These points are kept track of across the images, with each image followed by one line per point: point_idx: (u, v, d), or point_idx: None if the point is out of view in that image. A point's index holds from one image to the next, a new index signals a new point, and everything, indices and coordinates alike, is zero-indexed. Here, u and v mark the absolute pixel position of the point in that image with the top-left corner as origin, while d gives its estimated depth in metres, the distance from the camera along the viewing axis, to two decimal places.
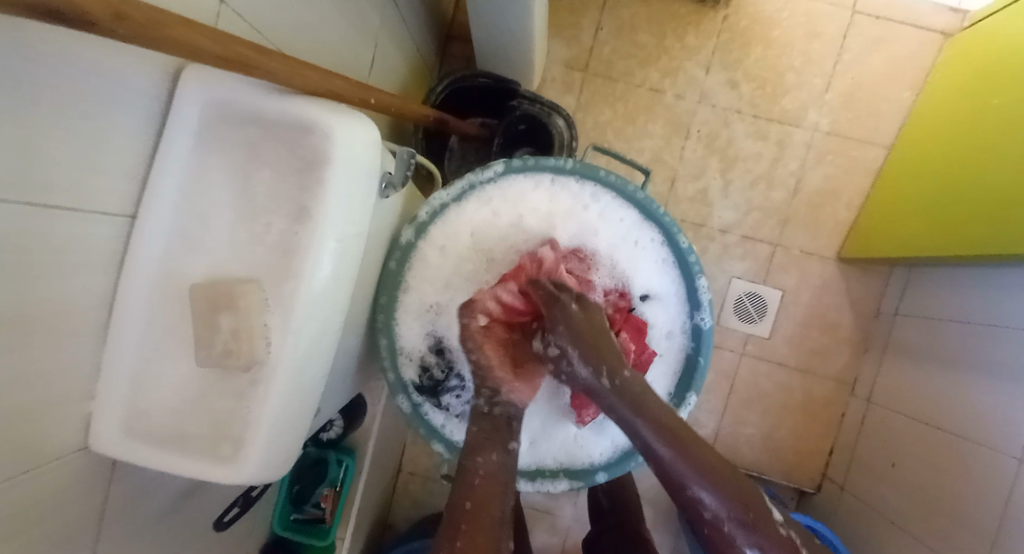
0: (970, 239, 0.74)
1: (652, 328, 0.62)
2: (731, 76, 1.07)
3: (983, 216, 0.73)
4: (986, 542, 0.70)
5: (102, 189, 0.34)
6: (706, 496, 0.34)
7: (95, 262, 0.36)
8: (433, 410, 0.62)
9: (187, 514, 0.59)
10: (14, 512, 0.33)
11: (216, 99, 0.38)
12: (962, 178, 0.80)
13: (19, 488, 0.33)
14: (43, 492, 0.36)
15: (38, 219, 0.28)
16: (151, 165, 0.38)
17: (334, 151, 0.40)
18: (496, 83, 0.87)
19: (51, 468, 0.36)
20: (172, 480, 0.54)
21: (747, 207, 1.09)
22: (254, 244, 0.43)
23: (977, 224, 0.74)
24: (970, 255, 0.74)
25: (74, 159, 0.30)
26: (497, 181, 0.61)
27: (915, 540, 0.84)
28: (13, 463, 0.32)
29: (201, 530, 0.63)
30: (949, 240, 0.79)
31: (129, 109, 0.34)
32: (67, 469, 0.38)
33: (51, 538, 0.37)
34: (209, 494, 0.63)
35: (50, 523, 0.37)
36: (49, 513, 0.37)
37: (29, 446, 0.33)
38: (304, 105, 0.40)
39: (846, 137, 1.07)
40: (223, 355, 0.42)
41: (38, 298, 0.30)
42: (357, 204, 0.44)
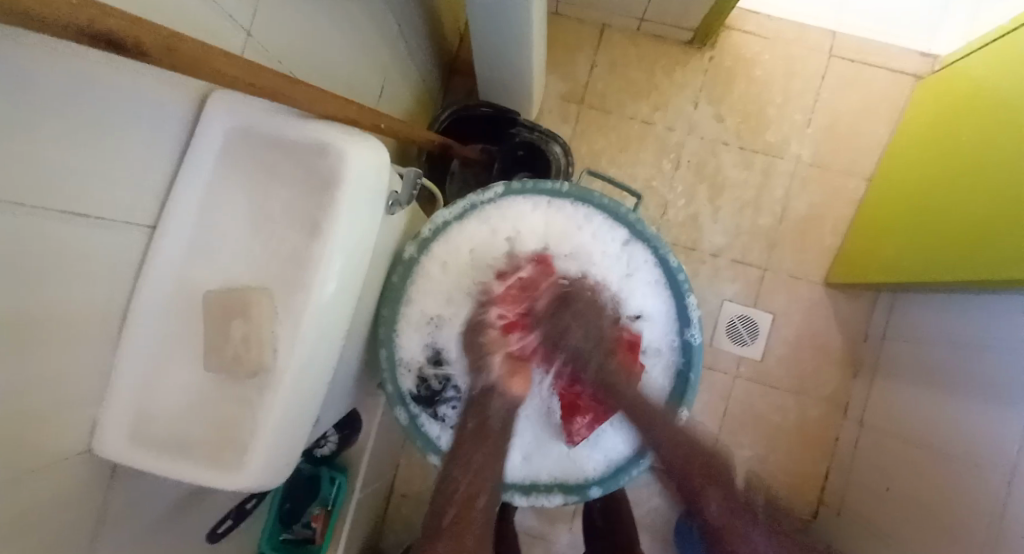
0: (952, 264, 0.78)
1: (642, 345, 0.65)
2: (718, 110, 1.13)
3: (960, 245, 0.77)
4: None
5: (124, 200, 0.36)
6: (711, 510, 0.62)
7: (114, 267, 0.38)
8: (429, 420, 0.63)
9: (182, 525, 0.59)
10: (21, 511, 0.33)
11: (239, 121, 0.41)
12: (942, 208, 0.84)
13: (28, 487, 0.34)
14: (46, 493, 0.36)
15: (60, 225, 0.30)
16: (174, 180, 0.41)
17: (347, 171, 0.43)
18: (496, 113, 0.93)
19: (55, 469, 0.37)
20: (169, 488, 0.54)
21: (736, 233, 1.13)
22: (267, 255, 0.45)
23: (956, 250, 0.77)
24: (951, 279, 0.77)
25: (97, 170, 0.32)
26: (496, 201, 0.64)
27: None
28: (23, 461, 0.33)
29: (195, 543, 0.63)
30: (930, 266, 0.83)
31: (156, 128, 0.37)
32: (70, 471, 0.39)
33: (54, 538, 0.38)
34: (203, 506, 0.63)
35: (53, 526, 0.38)
36: (53, 514, 0.37)
37: (37, 445, 0.34)
38: (320, 129, 0.43)
39: (827, 168, 1.13)
40: (232, 360, 0.44)
41: (57, 299, 0.32)
42: (366, 219, 0.47)
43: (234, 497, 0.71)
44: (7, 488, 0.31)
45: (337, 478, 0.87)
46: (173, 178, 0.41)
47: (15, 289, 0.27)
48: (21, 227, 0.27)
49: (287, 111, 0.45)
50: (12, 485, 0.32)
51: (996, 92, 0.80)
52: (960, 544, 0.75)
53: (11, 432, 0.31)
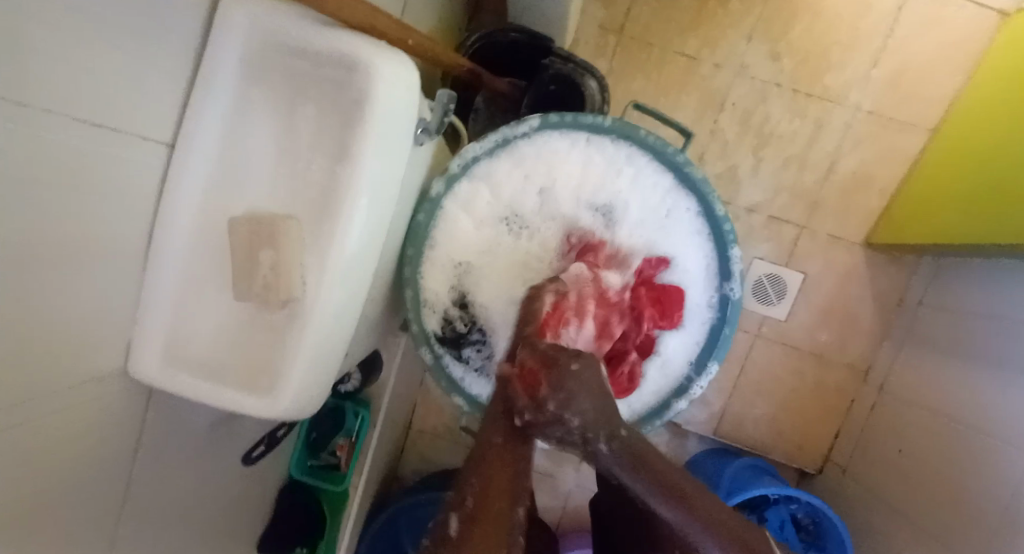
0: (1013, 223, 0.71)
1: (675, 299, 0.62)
2: (772, 48, 1.03)
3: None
4: (987, 532, 0.70)
5: (139, 113, 0.33)
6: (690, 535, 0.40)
7: (136, 189, 0.36)
8: (454, 361, 0.62)
9: (216, 447, 0.62)
10: (50, 431, 0.33)
11: (259, 27, 0.37)
12: (1011, 162, 0.76)
13: (62, 404, 0.34)
14: (84, 410, 0.37)
15: (77, 138, 0.28)
16: (191, 92, 0.38)
17: (377, 89, 0.39)
18: (529, 40, 0.85)
19: (87, 391, 0.37)
20: (202, 414, 0.56)
21: (776, 188, 1.07)
22: (294, 183, 0.43)
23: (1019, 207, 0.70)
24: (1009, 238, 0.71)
25: (106, 76, 0.29)
26: (531, 136, 0.59)
27: (915, 526, 0.85)
28: (48, 384, 0.32)
29: (227, 464, 0.66)
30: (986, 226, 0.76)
31: (167, 31, 0.33)
32: (103, 396, 0.39)
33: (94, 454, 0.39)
34: (234, 433, 0.65)
35: (89, 442, 0.39)
36: (90, 431, 0.38)
37: (70, 365, 0.34)
38: (347, 39, 0.39)
39: (886, 118, 1.03)
40: (262, 290, 0.42)
41: (79, 220, 0.30)
42: (397, 146, 0.44)
43: (263, 425, 0.73)
44: (34, 407, 0.31)
45: (360, 411, 0.88)
46: (189, 90, 0.38)
47: (31, 207, 0.25)
48: (31, 138, 0.24)
49: (311, 18, 0.40)
50: (45, 403, 0.32)
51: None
52: (964, 506, 0.76)
53: (33, 356, 0.30)
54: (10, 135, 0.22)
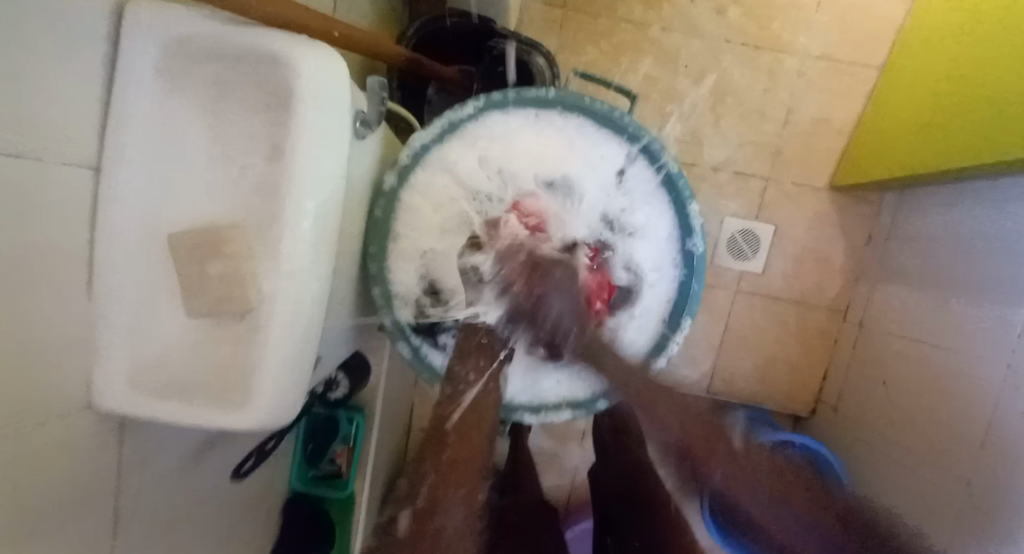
0: (970, 147, 0.71)
1: (639, 264, 0.62)
2: (717, 4, 1.03)
3: (976, 128, 0.70)
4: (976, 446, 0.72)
5: (58, 137, 0.32)
6: (699, 453, 0.47)
7: (70, 220, 0.35)
8: (431, 350, 0.61)
9: (203, 473, 0.61)
10: (19, 474, 0.32)
11: (170, 35, 0.36)
12: (957, 91, 0.77)
13: (27, 451, 0.33)
14: (54, 452, 0.37)
15: (10, 172, 0.28)
16: (111, 109, 0.36)
17: (302, 83, 0.39)
18: (468, 22, 0.83)
19: (53, 427, 0.36)
20: (183, 441, 0.55)
21: (738, 143, 1.07)
22: (233, 190, 0.42)
23: (973, 134, 0.70)
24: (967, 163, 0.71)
25: (18, 102, 0.28)
26: (477, 119, 0.59)
27: (909, 455, 0.87)
28: (10, 427, 0.31)
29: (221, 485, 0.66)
30: (948, 153, 0.76)
31: (79, 52, 0.32)
32: (68, 433, 0.38)
33: (65, 496, 0.39)
34: (223, 455, 0.65)
35: (60, 490, 0.38)
36: (59, 477, 0.37)
37: (31, 410, 0.33)
38: (261, 36, 0.38)
39: (837, 60, 1.04)
40: (218, 302, 0.42)
41: (19, 257, 0.30)
42: (334, 141, 0.43)
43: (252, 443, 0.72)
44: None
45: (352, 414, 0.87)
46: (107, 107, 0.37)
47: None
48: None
49: (225, 19, 0.39)
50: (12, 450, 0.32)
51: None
52: (952, 428, 0.78)
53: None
54: None
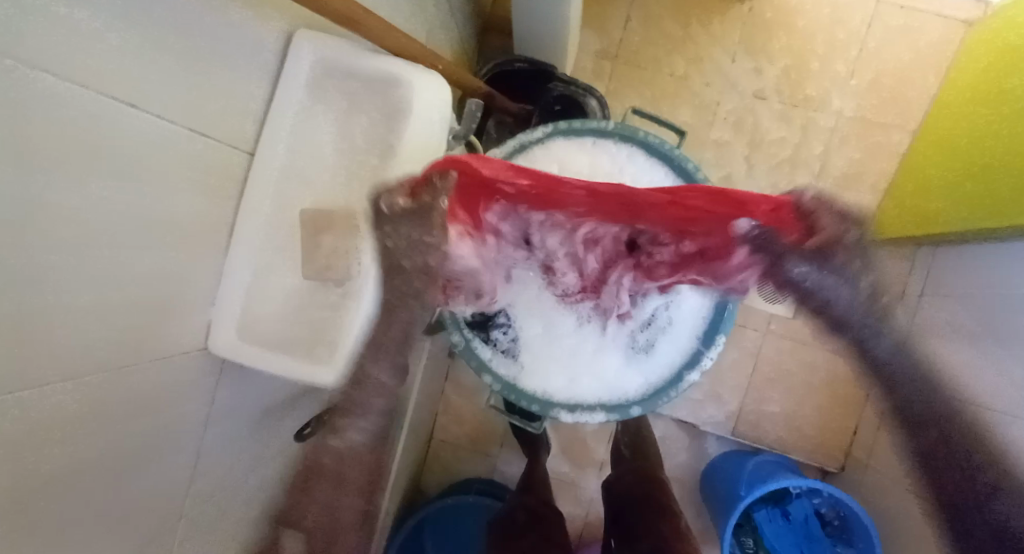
0: (1002, 207, 0.76)
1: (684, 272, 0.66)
2: (756, 65, 1.13)
3: (1008, 190, 0.75)
4: None
5: (221, 123, 0.42)
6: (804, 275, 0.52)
7: (218, 189, 0.44)
8: (482, 344, 0.66)
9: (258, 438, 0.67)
10: (120, 386, 0.39)
11: (323, 56, 0.47)
12: (986, 158, 0.82)
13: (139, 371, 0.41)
14: (161, 381, 0.44)
15: (173, 139, 0.36)
16: (271, 106, 0.47)
17: (415, 103, 0.50)
18: (531, 67, 0.94)
19: (158, 356, 0.43)
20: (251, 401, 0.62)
21: (770, 191, 1.14)
22: (352, 181, 0.52)
23: (1006, 194, 0.75)
24: (1003, 223, 0.75)
25: (191, 89, 0.37)
26: (543, 142, 0.67)
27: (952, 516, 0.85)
28: (117, 346, 0.38)
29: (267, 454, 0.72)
30: (979, 215, 0.81)
31: (247, 63, 0.42)
32: (169, 367, 0.45)
33: (165, 421, 0.46)
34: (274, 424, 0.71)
35: (160, 412, 0.45)
36: (162, 402, 0.45)
37: (146, 338, 0.41)
38: (392, 63, 0.49)
39: (870, 122, 1.11)
40: (325, 270, 0.51)
41: (169, 208, 0.38)
42: (430, 152, 0.53)
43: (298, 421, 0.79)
44: (111, 358, 0.37)
45: None
46: (267, 106, 0.47)
47: (111, 184, 0.31)
48: (104, 120, 0.29)
49: (365, 48, 0.49)
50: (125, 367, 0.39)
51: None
52: None
53: (115, 316, 0.36)
54: (105, 119, 0.29)
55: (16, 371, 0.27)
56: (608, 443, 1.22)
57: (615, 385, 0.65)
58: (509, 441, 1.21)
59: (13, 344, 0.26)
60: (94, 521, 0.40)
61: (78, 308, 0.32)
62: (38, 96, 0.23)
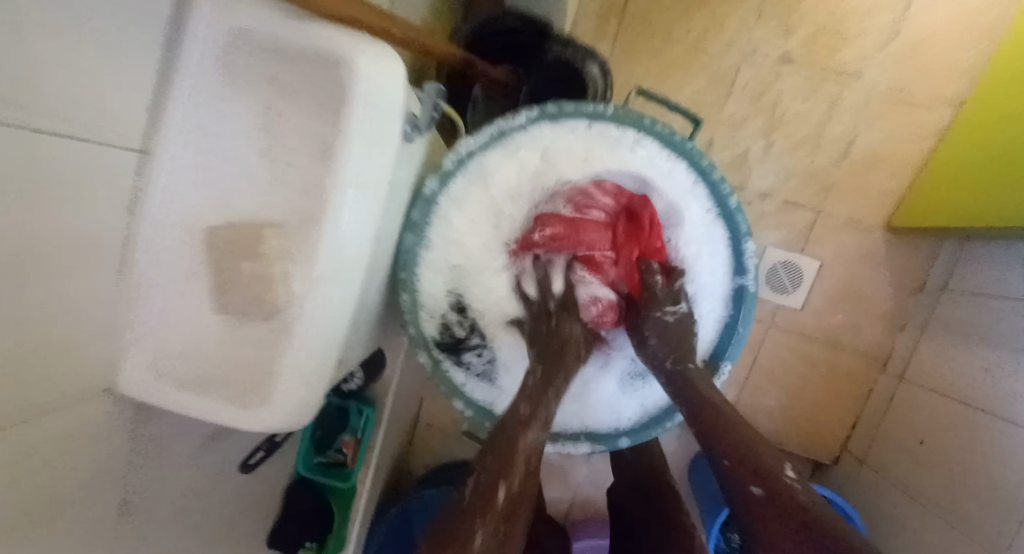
0: None
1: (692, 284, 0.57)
2: (783, 23, 0.98)
3: None
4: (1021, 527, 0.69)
5: (110, 117, 0.31)
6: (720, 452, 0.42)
7: (110, 199, 0.34)
8: (454, 367, 0.58)
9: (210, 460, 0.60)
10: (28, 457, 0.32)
11: (230, 24, 0.35)
12: None
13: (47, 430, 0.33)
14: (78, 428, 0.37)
15: (56, 150, 0.27)
16: (168, 90, 0.36)
17: (358, 86, 0.37)
18: (524, 24, 0.79)
19: (68, 409, 0.35)
20: (191, 428, 0.54)
21: (789, 171, 1.02)
22: (278, 186, 0.40)
23: None
24: None
25: (75, 81, 0.27)
26: (527, 128, 0.55)
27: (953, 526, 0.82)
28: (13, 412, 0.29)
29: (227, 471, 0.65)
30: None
31: (136, 31, 0.31)
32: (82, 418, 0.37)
33: (91, 470, 0.39)
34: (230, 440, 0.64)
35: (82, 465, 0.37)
36: (83, 452, 0.37)
37: (51, 392, 0.33)
38: (328, 34, 0.36)
39: (908, 94, 0.98)
40: (251, 301, 0.40)
41: (56, 240, 0.29)
42: (382, 151, 0.41)
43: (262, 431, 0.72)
44: (14, 433, 0.29)
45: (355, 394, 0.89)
46: (162, 90, 0.36)
47: None
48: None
49: (291, 12, 0.37)
50: (39, 424, 0.32)
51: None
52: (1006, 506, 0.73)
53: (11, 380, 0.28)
54: None
55: None
56: None
57: (605, 412, 0.59)
58: None
59: None
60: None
61: None
62: None
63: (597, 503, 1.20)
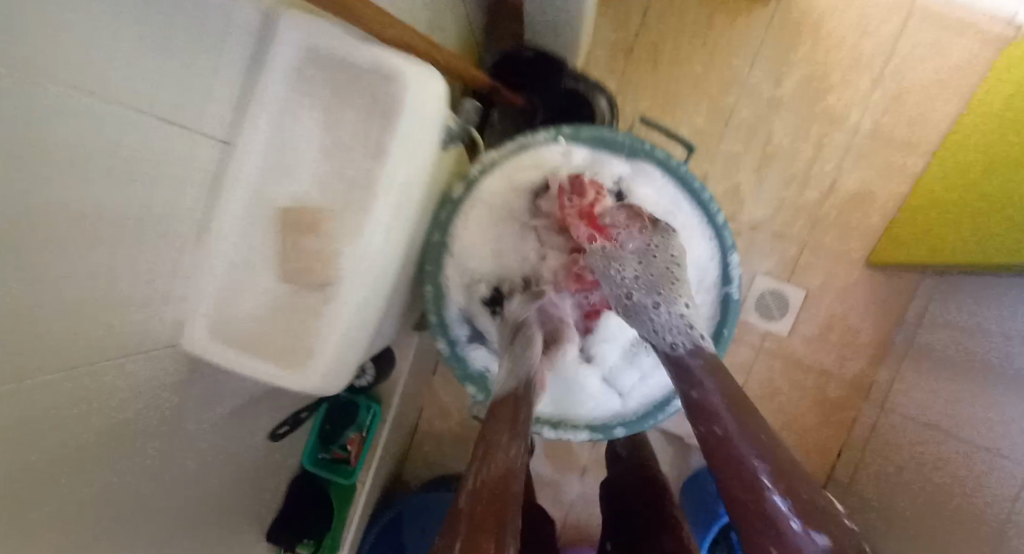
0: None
1: None
2: (774, 73, 1.08)
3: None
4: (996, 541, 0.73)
5: (194, 110, 0.38)
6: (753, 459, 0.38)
7: (190, 178, 0.41)
8: (472, 351, 0.65)
9: (229, 434, 0.65)
10: (92, 387, 0.36)
11: (307, 42, 0.43)
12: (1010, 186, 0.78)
13: (107, 373, 0.38)
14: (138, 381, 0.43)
15: (147, 128, 0.33)
16: (250, 94, 0.44)
17: (409, 97, 0.45)
18: (542, 60, 0.89)
19: (130, 360, 0.41)
20: (219, 398, 0.59)
21: (778, 205, 1.10)
22: (331, 175, 0.47)
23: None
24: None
25: (166, 76, 0.33)
26: (546, 145, 0.62)
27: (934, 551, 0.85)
28: (86, 350, 0.35)
29: (240, 446, 0.70)
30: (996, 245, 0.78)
31: (228, 44, 0.38)
32: (144, 362, 0.43)
33: (137, 418, 0.44)
34: (245, 418, 0.69)
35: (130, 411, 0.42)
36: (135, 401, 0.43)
37: (118, 338, 0.39)
38: (385, 54, 0.44)
39: (888, 140, 1.08)
40: (304, 272, 0.47)
41: (136, 204, 0.34)
42: (422, 154, 0.49)
43: (272, 416, 0.76)
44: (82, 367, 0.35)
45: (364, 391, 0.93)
46: (247, 92, 0.43)
47: (84, 181, 0.28)
48: (85, 107, 0.26)
49: (357, 36, 0.45)
50: (103, 367, 0.37)
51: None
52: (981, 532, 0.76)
53: (92, 314, 0.34)
54: (80, 116, 0.26)
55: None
56: (592, 448, 1.21)
57: (600, 405, 0.64)
58: None
59: (11, 354, 0.26)
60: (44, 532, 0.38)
61: (61, 310, 0.30)
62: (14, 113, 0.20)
63: (589, 520, 1.22)
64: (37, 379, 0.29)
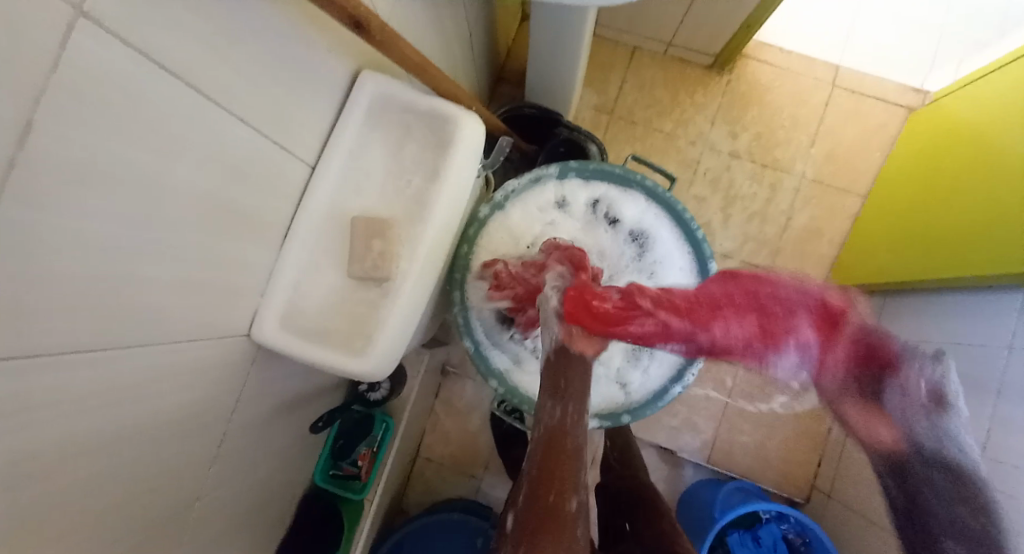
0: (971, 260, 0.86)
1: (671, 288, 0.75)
2: (730, 129, 1.28)
3: (973, 244, 0.86)
4: None
5: (289, 133, 0.49)
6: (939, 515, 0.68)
7: (281, 188, 0.51)
8: (494, 353, 0.75)
9: (263, 433, 0.70)
10: (166, 347, 0.42)
11: (382, 92, 0.56)
12: (943, 217, 0.95)
13: (181, 342, 0.44)
14: (208, 357, 0.49)
15: (249, 137, 0.43)
16: (332, 129, 0.56)
17: (462, 134, 0.58)
18: (541, 114, 1.05)
19: (204, 337, 0.48)
20: (262, 394, 0.65)
21: (743, 239, 1.27)
22: (396, 194, 0.60)
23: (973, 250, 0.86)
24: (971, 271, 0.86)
25: (269, 100, 0.44)
26: (556, 177, 0.75)
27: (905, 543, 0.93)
28: (170, 312, 0.42)
29: (266, 450, 0.74)
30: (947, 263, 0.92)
31: (318, 87, 0.51)
32: (219, 345, 0.50)
33: (199, 389, 0.50)
34: (275, 421, 0.74)
35: (194, 383, 0.48)
36: (200, 376, 0.49)
37: (201, 313, 0.46)
38: (444, 103, 0.58)
39: (829, 184, 1.27)
40: (370, 269, 0.57)
41: (230, 197, 0.43)
42: (466, 178, 0.61)
43: (294, 424, 0.81)
44: (162, 326, 0.41)
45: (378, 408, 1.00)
46: (331, 128, 0.56)
47: (192, 159, 0.36)
48: (204, 111, 0.36)
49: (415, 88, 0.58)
50: (181, 333, 0.44)
51: (990, 115, 0.93)
52: None
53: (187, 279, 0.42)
54: (195, 108, 0.35)
55: (82, 304, 0.31)
56: None
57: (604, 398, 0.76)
58: (496, 462, 1.23)
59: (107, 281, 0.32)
60: (119, 485, 0.43)
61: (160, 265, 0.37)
62: (135, 79, 0.29)
63: None
64: (119, 326, 0.36)
